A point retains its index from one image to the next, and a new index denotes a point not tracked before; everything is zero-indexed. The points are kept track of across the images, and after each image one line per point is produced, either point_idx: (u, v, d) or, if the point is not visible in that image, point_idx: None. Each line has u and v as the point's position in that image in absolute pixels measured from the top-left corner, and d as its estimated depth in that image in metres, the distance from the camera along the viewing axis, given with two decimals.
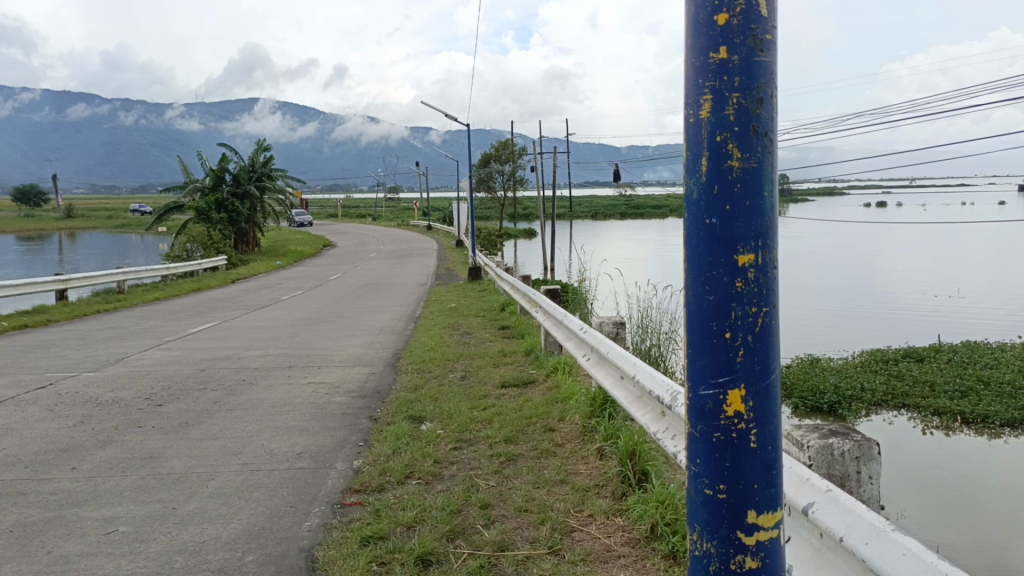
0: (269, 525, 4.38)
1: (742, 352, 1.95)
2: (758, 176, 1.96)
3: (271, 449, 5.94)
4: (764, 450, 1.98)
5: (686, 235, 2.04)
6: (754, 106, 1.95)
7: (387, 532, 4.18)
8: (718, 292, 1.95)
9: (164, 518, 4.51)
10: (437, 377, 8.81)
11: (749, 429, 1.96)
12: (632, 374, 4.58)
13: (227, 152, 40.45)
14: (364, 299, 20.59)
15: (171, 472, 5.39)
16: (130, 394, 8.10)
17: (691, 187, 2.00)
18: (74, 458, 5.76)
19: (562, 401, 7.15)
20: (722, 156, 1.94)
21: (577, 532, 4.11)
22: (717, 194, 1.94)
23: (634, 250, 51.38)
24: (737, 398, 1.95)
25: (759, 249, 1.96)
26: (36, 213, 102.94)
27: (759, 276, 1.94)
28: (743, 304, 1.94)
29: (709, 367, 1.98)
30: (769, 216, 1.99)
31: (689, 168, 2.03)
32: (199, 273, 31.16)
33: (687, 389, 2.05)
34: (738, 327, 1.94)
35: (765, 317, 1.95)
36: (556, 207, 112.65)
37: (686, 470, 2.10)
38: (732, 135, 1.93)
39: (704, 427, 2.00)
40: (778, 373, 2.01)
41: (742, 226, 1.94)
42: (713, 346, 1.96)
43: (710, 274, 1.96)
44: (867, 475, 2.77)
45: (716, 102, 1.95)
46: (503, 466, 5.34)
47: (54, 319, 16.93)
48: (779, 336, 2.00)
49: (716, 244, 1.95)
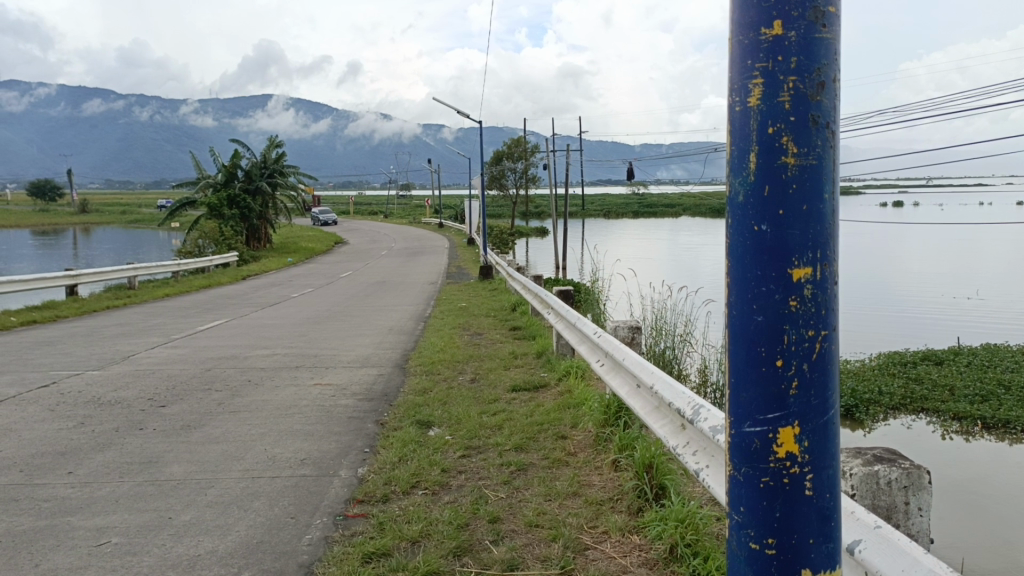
0: (268, 538, 4.18)
1: (795, 384, 1.79)
2: (818, 174, 1.80)
3: (274, 455, 5.75)
4: (821, 500, 1.82)
5: (730, 243, 1.89)
6: (813, 91, 1.80)
7: (391, 547, 3.97)
8: (766, 313, 1.80)
9: (159, 529, 4.31)
10: (446, 379, 8.60)
11: (803, 473, 1.81)
12: (649, 383, 4.34)
13: (239, 148, 40.41)
14: (374, 298, 20.38)
15: (169, 478, 5.20)
16: (133, 394, 7.93)
17: (737, 185, 1.86)
18: (71, 462, 5.59)
19: (575, 406, 6.93)
20: (775, 151, 1.79)
21: (591, 550, 3.89)
22: (769, 195, 1.79)
23: (646, 250, 51.08)
24: (788, 436, 1.80)
25: (817, 262, 1.81)
26: (51, 208, 103.65)
27: (816, 293, 1.80)
28: (797, 326, 1.79)
29: (756, 403, 1.83)
30: (830, 221, 1.83)
31: (735, 164, 1.88)
32: (211, 270, 31.11)
33: (731, 427, 1.90)
34: (791, 354, 1.79)
35: (821, 343, 1.81)
36: (568, 205, 112.43)
37: (727, 520, 1.95)
38: (786, 127, 1.78)
39: (748, 471, 1.85)
40: (834, 409, 1.86)
41: (797, 234, 1.78)
42: (762, 376, 1.81)
43: (758, 290, 1.81)
44: (915, 507, 2.73)
45: (768, 86, 1.79)
46: (512, 476, 5.12)
47: (63, 315, 16.84)
48: (836, 365, 1.85)
49: (767, 255, 1.80)
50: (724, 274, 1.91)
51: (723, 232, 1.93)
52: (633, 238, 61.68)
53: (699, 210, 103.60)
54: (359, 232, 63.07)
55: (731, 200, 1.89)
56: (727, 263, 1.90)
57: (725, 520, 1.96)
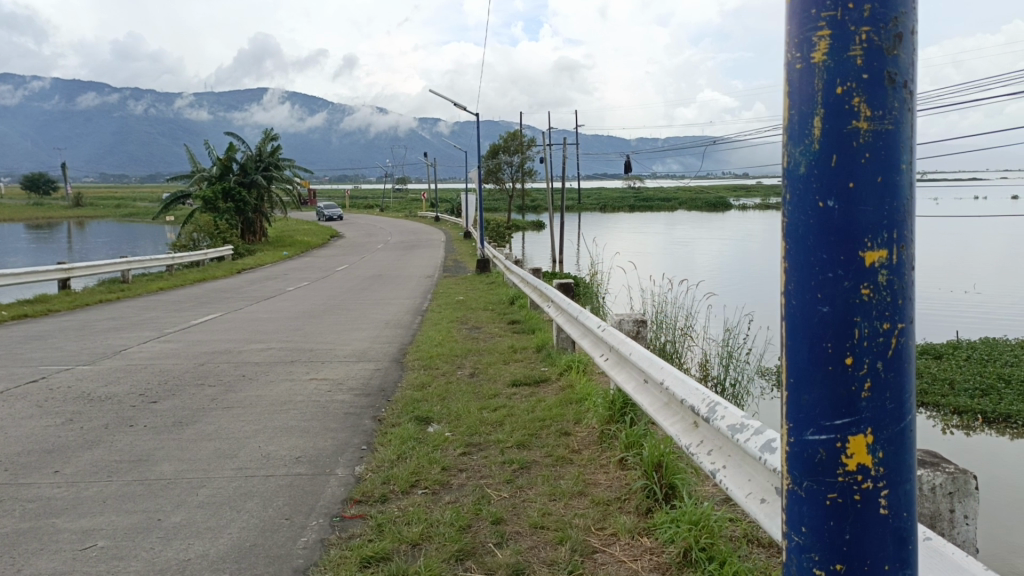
0: (262, 541, 4.01)
1: (868, 384, 1.65)
2: (894, 140, 1.65)
3: (269, 453, 5.57)
4: (898, 519, 1.67)
5: (790, 222, 1.74)
6: (890, 45, 1.64)
7: (390, 551, 3.80)
8: (835, 303, 1.65)
9: (147, 532, 4.13)
10: (444, 374, 8.43)
11: (877, 489, 1.66)
12: (658, 378, 4.16)
13: (234, 141, 40.14)
14: (370, 291, 20.16)
15: (159, 477, 5.02)
16: (124, 389, 7.74)
17: (798, 154, 1.70)
18: (58, 461, 5.40)
19: (577, 402, 6.75)
20: (846, 113, 1.64)
21: (599, 554, 3.72)
22: (837, 165, 1.64)
23: (643, 243, 50.95)
24: (860, 446, 1.66)
25: (894, 243, 1.66)
26: (45, 202, 103.19)
27: (891, 280, 1.65)
28: (870, 318, 1.64)
29: (822, 408, 1.68)
30: (906, 197, 1.68)
31: (795, 133, 1.72)
32: (205, 263, 30.89)
33: (790, 436, 1.75)
34: (863, 350, 1.64)
35: (897, 337, 1.66)
36: (564, 199, 112.35)
37: (784, 540, 1.80)
38: (859, 85, 1.63)
39: (811, 484, 1.70)
40: (909, 414, 1.71)
41: (870, 212, 1.63)
42: (828, 376, 1.66)
43: (825, 276, 1.66)
44: (960, 514, 2.60)
45: (837, 38, 1.64)
46: (516, 474, 4.95)
47: (55, 309, 16.63)
48: (913, 363, 1.70)
49: (835, 235, 1.65)
50: (783, 258, 1.76)
51: (781, 210, 1.77)
52: (629, 231, 61.53)
53: (696, 204, 103.47)
54: (355, 224, 62.74)
55: (791, 171, 1.74)
56: (787, 247, 1.75)
57: (783, 540, 1.81)
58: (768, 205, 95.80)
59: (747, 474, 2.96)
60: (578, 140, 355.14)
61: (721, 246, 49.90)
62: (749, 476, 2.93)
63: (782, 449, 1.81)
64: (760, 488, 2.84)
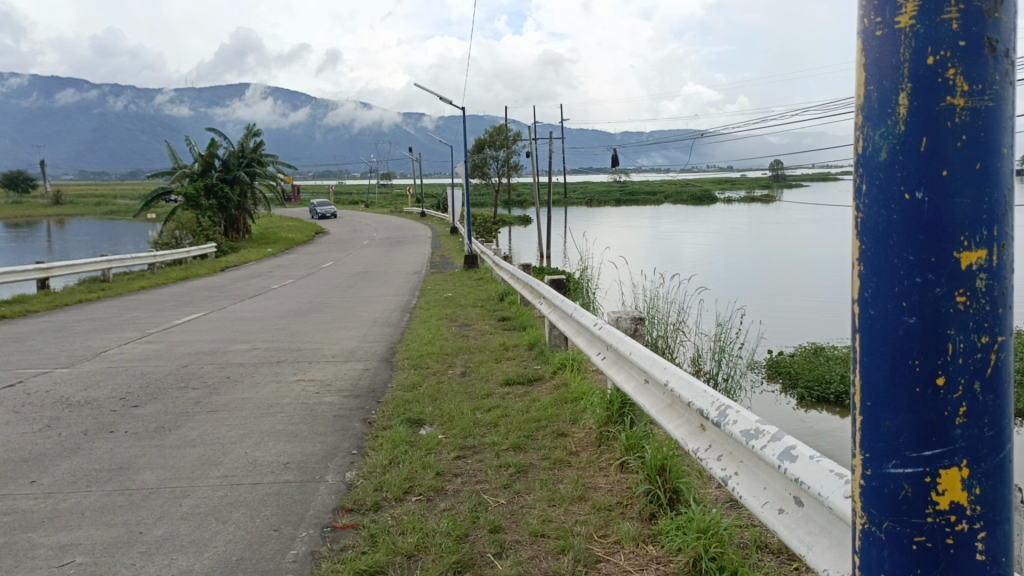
0: (249, 555, 3.82)
1: (962, 409, 1.52)
2: (991, 121, 1.52)
3: (255, 459, 5.37)
4: (995, 564, 1.56)
5: (866, 217, 1.60)
6: (989, 11, 1.51)
7: (385, 564, 3.63)
8: (924, 313, 1.52)
9: (128, 546, 3.93)
10: (435, 374, 8.25)
11: (973, 527, 1.54)
12: (662, 378, 3.99)
13: (216, 137, 39.67)
14: (356, 289, 19.90)
15: (139, 487, 4.81)
16: (104, 393, 7.51)
17: (881, 138, 1.57)
18: (35, 470, 5.19)
19: (573, 401, 6.60)
20: (939, 90, 1.51)
21: (603, 563, 3.57)
22: (927, 150, 1.51)
23: (630, 237, 50.89)
24: (955, 482, 1.54)
25: (991, 242, 1.52)
26: (23, 200, 101.76)
27: (990, 284, 1.51)
28: (963, 331, 1.51)
29: (909, 437, 1.55)
30: (1003, 187, 1.54)
31: (874, 114, 1.58)
32: (188, 261, 30.48)
33: (864, 468, 1.63)
34: (956, 369, 1.52)
35: (997, 352, 1.53)
36: (550, 194, 112.23)
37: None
38: (954, 54, 1.50)
39: (896, 526, 1.57)
40: (1006, 440, 1.59)
41: (962, 206, 1.50)
42: (916, 399, 1.53)
43: (908, 281, 1.53)
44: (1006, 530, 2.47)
45: (928, 3, 1.51)
46: (514, 478, 4.79)
47: (34, 309, 16.29)
48: (1010, 383, 1.57)
49: (925, 233, 1.52)
50: (859, 260, 1.62)
51: (855, 204, 1.63)
52: (615, 226, 61.42)
53: (681, 197, 103.59)
54: (339, 220, 62.32)
55: (868, 159, 1.60)
56: (863, 247, 1.61)
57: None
58: (753, 198, 96.02)
59: (761, 481, 2.77)
60: (563, 134, 354.95)
61: (707, 240, 49.91)
62: (764, 483, 2.74)
63: (854, 483, 1.69)
64: (777, 497, 2.63)
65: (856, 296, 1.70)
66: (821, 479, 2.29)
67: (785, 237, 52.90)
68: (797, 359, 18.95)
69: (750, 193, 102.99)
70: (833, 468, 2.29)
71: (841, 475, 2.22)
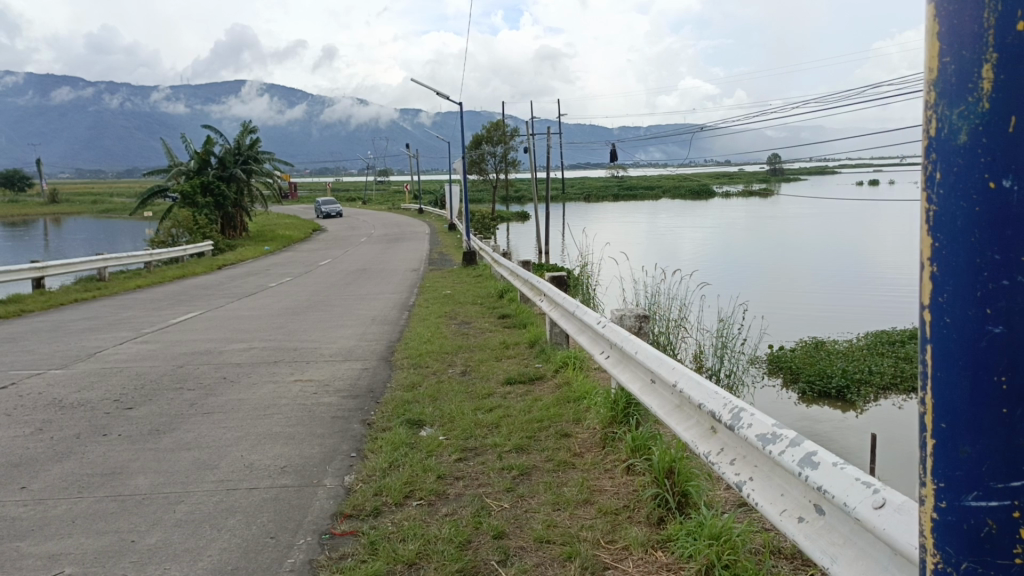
0: (245, 563, 3.70)
1: None
2: None
3: (252, 463, 5.24)
4: None
5: (940, 209, 1.46)
6: None
7: (386, 572, 3.51)
8: (1013, 321, 1.38)
9: (120, 556, 3.80)
10: (436, 373, 8.13)
11: None
12: (670, 379, 3.86)
13: (212, 134, 39.48)
14: (354, 286, 19.76)
15: (133, 493, 4.68)
16: (98, 395, 7.37)
17: (960, 119, 1.42)
18: (25, 475, 5.05)
19: (576, 401, 6.47)
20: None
21: (611, 570, 3.45)
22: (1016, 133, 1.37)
23: (628, 232, 50.78)
24: None
25: None
26: (20, 199, 101.50)
27: None
28: None
29: (994, 459, 1.41)
30: None
31: (953, 91, 1.44)
32: (185, 259, 30.33)
33: (937, 492, 1.48)
34: None
35: None
36: (548, 189, 112.19)
37: None
38: None
39: (977, 567, 1.42)
40: None
41: None
42: (1001, 422, 1.40)
43: (992, 282, 1.39)
44: None
45: None
46: (517, 482, 4.66)
47: (29, 309, 16.15)
48: None
49: (1011, 223, 1.37)
50: (931, 259, 1.47)
51: (925, 191, 1.50)
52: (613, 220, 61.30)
53: (679, 192, 103.52)
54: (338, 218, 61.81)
55: (943, 141, 1.46)
56: (936, 242, 1.47)
57: None
58: (751, 192, 96.01)
59: (779, 488, 2.64)
60: (560, 129, 354.70)
61: (704, 235, 49.88)
62: (783, 490, 2.60)
63: (921, 508, 1.54)
64: (797, 504, 2.48)
65: (922, 292, 1.57)
66: (846, 488, 2.14)
67: (783, 232, 52.87)
68: (797, 353, 18.85)
69: (747, 187, 103.08)
70: (859, 477, 2.14)
71: (868, 484, 2.07)
